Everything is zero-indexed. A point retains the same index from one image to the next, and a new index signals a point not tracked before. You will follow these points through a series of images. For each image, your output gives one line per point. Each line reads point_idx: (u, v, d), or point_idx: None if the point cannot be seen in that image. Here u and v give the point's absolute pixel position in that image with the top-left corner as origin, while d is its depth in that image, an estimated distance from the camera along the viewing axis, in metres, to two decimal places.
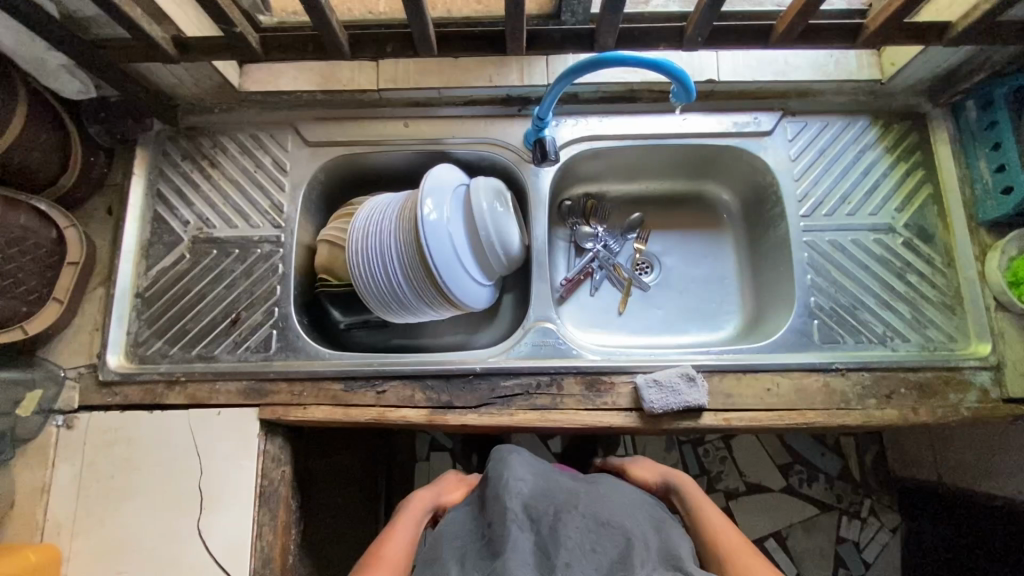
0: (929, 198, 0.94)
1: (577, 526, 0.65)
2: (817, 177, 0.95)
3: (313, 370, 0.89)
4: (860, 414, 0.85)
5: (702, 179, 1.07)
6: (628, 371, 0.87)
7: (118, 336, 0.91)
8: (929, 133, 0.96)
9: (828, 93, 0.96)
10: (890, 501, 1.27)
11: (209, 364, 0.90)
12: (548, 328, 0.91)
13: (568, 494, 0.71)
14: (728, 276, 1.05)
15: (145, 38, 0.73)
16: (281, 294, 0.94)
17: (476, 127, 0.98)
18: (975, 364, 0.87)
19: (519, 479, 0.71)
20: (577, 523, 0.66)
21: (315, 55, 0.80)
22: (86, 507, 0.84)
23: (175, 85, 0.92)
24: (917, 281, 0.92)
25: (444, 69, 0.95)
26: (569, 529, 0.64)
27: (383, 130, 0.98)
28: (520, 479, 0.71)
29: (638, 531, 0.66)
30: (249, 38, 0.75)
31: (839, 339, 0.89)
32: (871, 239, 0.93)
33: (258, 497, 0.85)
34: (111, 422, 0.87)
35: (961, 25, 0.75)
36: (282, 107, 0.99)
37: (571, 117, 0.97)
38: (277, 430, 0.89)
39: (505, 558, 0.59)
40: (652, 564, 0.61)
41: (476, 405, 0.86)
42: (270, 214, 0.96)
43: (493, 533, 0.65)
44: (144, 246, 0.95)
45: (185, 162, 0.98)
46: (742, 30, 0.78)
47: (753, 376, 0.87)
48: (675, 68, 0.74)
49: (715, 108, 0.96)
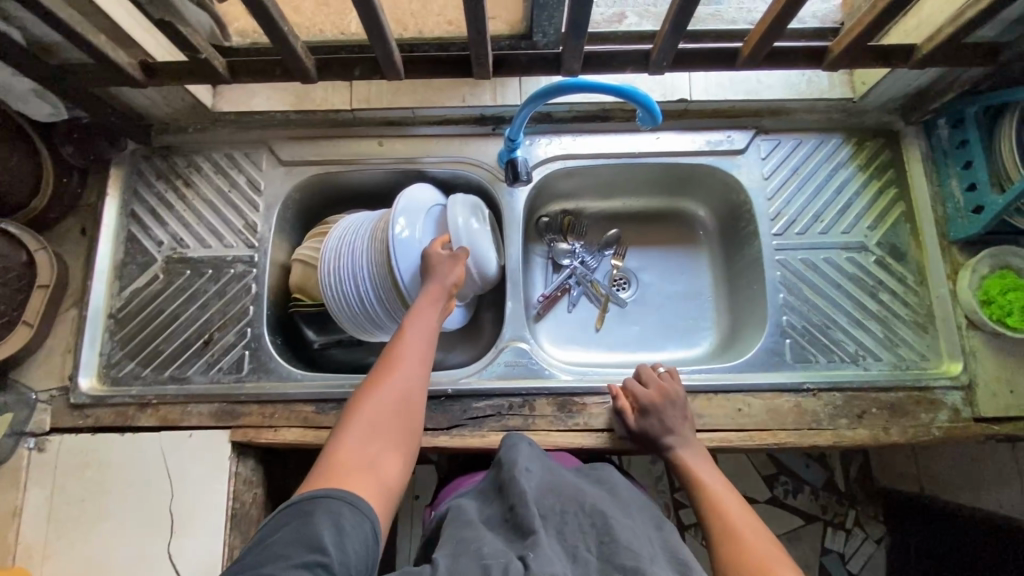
0: (902, 215, 0.94)
1: (585, 526, 0.64)
2: (790, 195, 0.95)
3: (285, 392, 0.89)
4: (832, 434, 0.85)
5: (678, 195, 1.07)
6: (600, 392, 0.88)
7: (91, 358, 0.91)
8: (902, 151, 0.96)
9: (800, 111, 0.97)
10: (875, 512, 1.25)
11: (182, 386, 0.90)
12: (521, 348, 0.91)
13: (576, 488, 0.70)
14: (704, 292, 1.05)
15: (109, 63, 0.73)
16: (254, 315, 0.94)
17: (451, 146, 0.98)
18: (946, 384, 0.87)
19: (530, 463, 0.73)
20: (586, 520, 0.64)
21: (283, 78, 0.79)
22: (56, 531, 0.84)
23: (148, 107, 0.92)
24: (890, 299, 0.92)
25: (419, 90, 0.95)
26: (577, 529, 0.64)
27: (358, 150, 0.98)
28: (531, 468, 0.73)
29: (642, 530, 0.66)
30: (216, 64, 0.75)
31: (812, 358, 0.90)
32: (843, 257, 0.94)
33: (229, 520, 0.85)
34: (81, 445, 0.87)
35: (927, 47, 0.75)
36: (256, 126, 0.99)
37: (545, 136, 0.97)
38: (249, 453, 0.90)
39: (535, 539, 0.60)
40: (662, 565, 0.58)
41: (448, 426, 0.86)
42: (243, 233, 0.96)
43: (515, 521, 0.65)
44: (118, 266, 0.95)
45: (159, 182, 0.98)
46: (708, 53, 0.79)
47: (725, 397, 0.87)
48: (639, 94, 0.75)
49: (688, 126, 0.96)
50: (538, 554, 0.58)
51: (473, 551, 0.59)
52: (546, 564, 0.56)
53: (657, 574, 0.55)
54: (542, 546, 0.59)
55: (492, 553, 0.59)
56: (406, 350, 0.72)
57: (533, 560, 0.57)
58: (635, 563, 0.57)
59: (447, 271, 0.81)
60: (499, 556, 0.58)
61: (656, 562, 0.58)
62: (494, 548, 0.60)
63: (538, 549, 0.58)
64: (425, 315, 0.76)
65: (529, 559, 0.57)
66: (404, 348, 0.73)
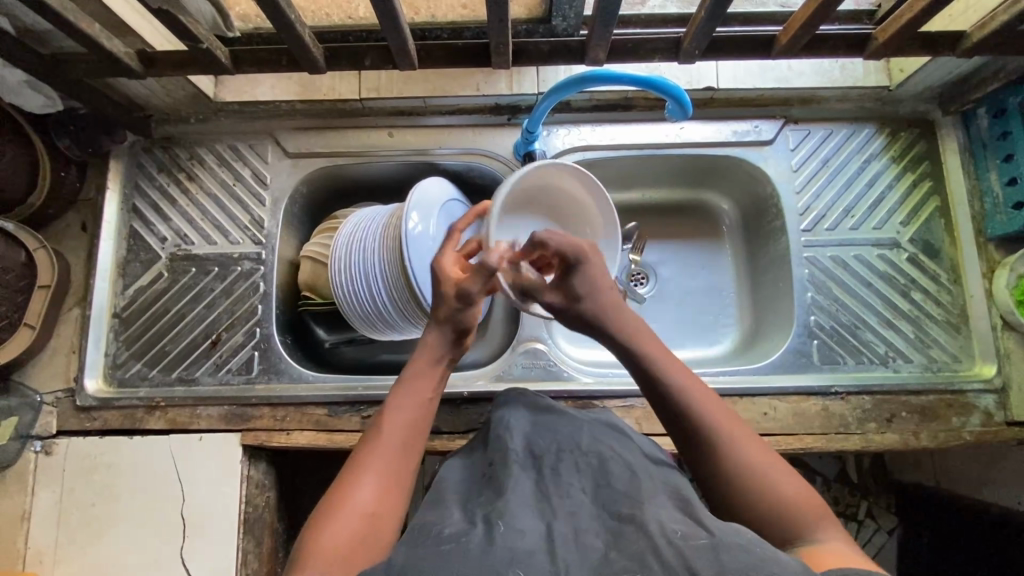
0: (937, 210, 0.90)
1: (580, 467, 0.55)
2: (820, 188, 0.91)
3: (296, 395, 0.87)
4: (859, 438, 0.83)
5: (701, 188, 1.02)
6: (620, 394, 0.85)
7: (95, 359, 0.89)
8: (938, 142, 0.91)
9: (831, 100, 0.92)
10: (888, 503, 1.16)
11: (190, 388, 0.88)
12: (538, 350, 0.88)
13: (573, 424, 0.62)
14: (727, 288, 1.02)
15: (105, 55, 0.69)
16: (262, 315, 0.91)
17: (464, 137, 0.94)
18: (979, 387, 0.84)
19: (519, 418, 0.64)
20: (580, 464, 0.56)
21: (289, 68, 0.76)
22: (66, 535, 0.83)
23: (147, 97, 0.87)
24: (922, 298, 0.88)
25: (430, 77, 0.91)
26: (572, 471, 0.55)
27: (367, 141, 0.93)
28: (520, 422, 0.64)
29: (640, 465, 0.56)
30: (219, 54, 0.71)
31: (839, 360, 0.87)
32: (874, 254, 0.90)
33: (242, 523, 0.83)
34: (88, 448, 0.85)
35: (976, 36, 0.71)
36: (261, 116, 0.94)
37: (563, 126, 0.93)
38: (261, 455, 0.88)
39: (507, 499, 0.52)
40: (659, 504, 0.50)
41: (464, 429, 0.84)
42: (250, 229, 0.93)
43: (494, 478, 0.57)
44: (121, 264, 0.92)
45: (161, 176, 0.94)
46: (742, 42, 0.74)
47: (750, 401, 0.84)
48: (669, 86, 0.72)
49: (715, 116, 0.92)
50: (507, 526, 0.48)
51: (433, 533, 0.49)
52: (516, 539, 0.46)
53: (654, 519, 0.47)
54: (513, 515, 0.49)
55: (455, 532, 0.49)
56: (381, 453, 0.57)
57: (500, 534, 0.47)
58: (632, 510, 0.49)
59: (461, 315, 0.67)
60: (464, 532, 0.48)
61: (655, 503, 0.50)
62: (456, 528, 0.50)
63: (508, 517, 0.49)
64: (413, 392, 0.63)
65: (496, 532, 0.47)
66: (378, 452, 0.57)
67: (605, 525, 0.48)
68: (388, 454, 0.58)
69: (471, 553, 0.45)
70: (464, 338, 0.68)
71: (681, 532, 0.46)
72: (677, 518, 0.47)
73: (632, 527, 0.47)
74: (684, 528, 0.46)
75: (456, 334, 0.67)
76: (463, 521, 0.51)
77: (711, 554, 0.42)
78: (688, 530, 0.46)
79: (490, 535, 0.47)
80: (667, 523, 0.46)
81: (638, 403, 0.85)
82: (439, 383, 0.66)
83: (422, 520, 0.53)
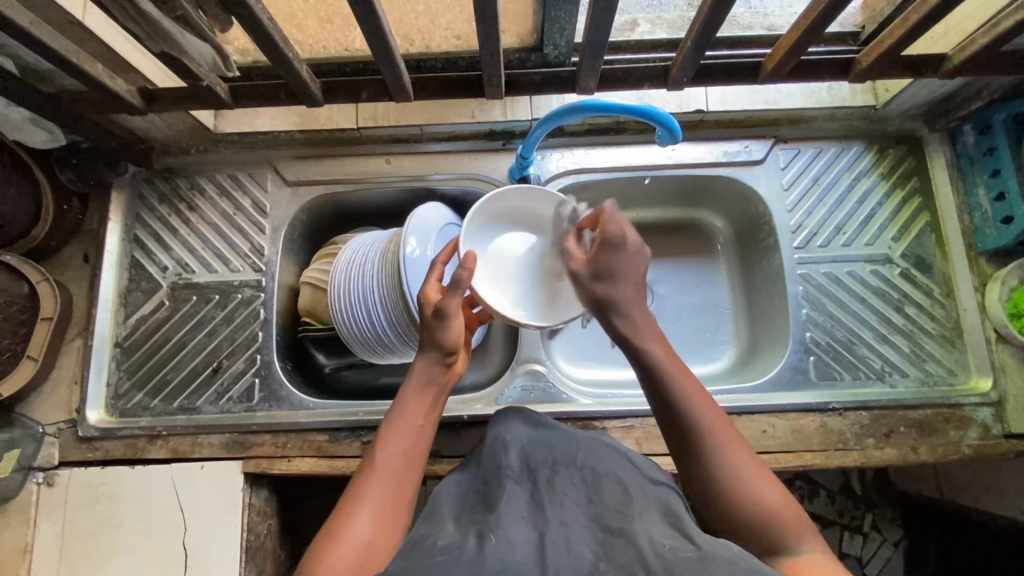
0: (927, 225, 0.92)
1: (572, 479, 0.56)
2: (812, 206, 0.93)
3: (297, 422, 0.87)
4: (858, 454, 0.83)
5: (695, 206, 1.04)
6: (619, 414, 0.86)
7: (98, 389, 0.89)
8: (927, 158, 0.93)
9: (820, 120, 0.94)
10: (892, 515, 1.14)
11: (192, 416, 0.88)
12: (537, 371, 0.89)
13: (569, 437, 0.62)
14: (723, 304, 1.03)
15: (108, 93, 0.71)
16: (263, 341, 0.91)
17: (461, 163, 0.95)
18: (975, 401, 0.85)
19: (514, 432, 0.64)
20: (575, 476, 0.56)
21: (287, 101, 0.78)
22: (68, 567, 0.83)
23: (149, 130, 0.89)
24: (916, 313, 0.89)
25: (426, 106, 0.93)
26: (565, 483, 0.55)
27: (365, 168, 0.95)
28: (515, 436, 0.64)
29: (631, 478, 0.56)
30: (218, 90, 0.73)
31: (836, 375, 0.88)
32: (867, 270, 0.91)
33: (245, 552, 0.83)
34: (90, 479, 0.85)
35: (958, 58, 0.72)
36: (260, 146, 0.96)
37: (557, 150, 0.94)
38: (262, 482, 0.88)
39: (500, 513, 0.52)
40: (650, 520, 0.51)
41: (465, 453, 0.84)
42: (250, 257, 0.94)
43: (488, 494, 0.57)
44: (123, 294, 0.93)
45: (162, 206, 0.95)
46: (729, 68, 0.76)
47: (748, 418, 0.84)
48: (659, 113, 0.74)
49: (705, 137, 0.93)
50: (500, 538, 0.48)
51: (427, 544, 0.50)
52: (507, 552, 0.47)
53: (643, 534, 0.48)
54: (506, 527, 0.50)
55: (449, 544, 0.49)
56: (377, 482, 0.58)
57: (492, 546, 0.48)
58: (622, 524, 0.50)
59: (439, 334, 0.66)
60: (458, 543, 0.49)
61: (646, 518, 0.51)
62: (450, 540, 0.50)
63: (501, 530, 0.49)
64: (406, 419, 0.63)
65: (489, 545, 0.48)
66: (374, 481, 0.58)
67: (596, 537, 0.49)
68: (385, 484, 0.58)
69: (466, 565, 0.45)
70: (453, 360, 0.68)
71: (671, 547, 0.47)
72: (667, 534, 0.48)
73: (622, 542, 0.47)
74: (673, 543, 0.47)
75: (441, 355, 0.67)
76: (457, 533, 0.51)
77: (698, 567, 0.43)
78: (676, 545, 0.47)
79: (483, 549, 0.47)
80: (656, 538, 0.47)
81: (637, 423, 0.85)
82: (434, 407, 0.66)
83: (415, 534, 0.53)
